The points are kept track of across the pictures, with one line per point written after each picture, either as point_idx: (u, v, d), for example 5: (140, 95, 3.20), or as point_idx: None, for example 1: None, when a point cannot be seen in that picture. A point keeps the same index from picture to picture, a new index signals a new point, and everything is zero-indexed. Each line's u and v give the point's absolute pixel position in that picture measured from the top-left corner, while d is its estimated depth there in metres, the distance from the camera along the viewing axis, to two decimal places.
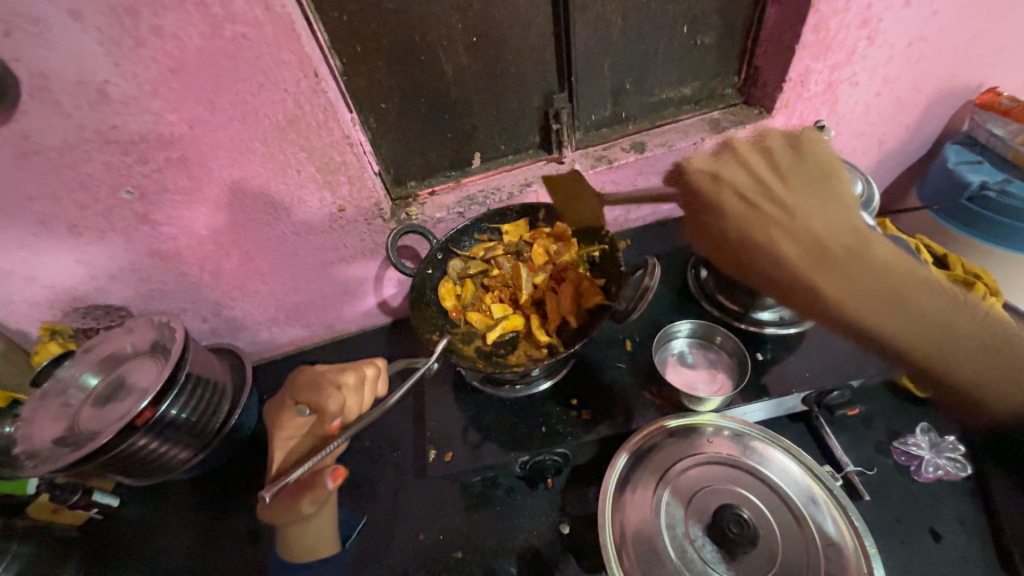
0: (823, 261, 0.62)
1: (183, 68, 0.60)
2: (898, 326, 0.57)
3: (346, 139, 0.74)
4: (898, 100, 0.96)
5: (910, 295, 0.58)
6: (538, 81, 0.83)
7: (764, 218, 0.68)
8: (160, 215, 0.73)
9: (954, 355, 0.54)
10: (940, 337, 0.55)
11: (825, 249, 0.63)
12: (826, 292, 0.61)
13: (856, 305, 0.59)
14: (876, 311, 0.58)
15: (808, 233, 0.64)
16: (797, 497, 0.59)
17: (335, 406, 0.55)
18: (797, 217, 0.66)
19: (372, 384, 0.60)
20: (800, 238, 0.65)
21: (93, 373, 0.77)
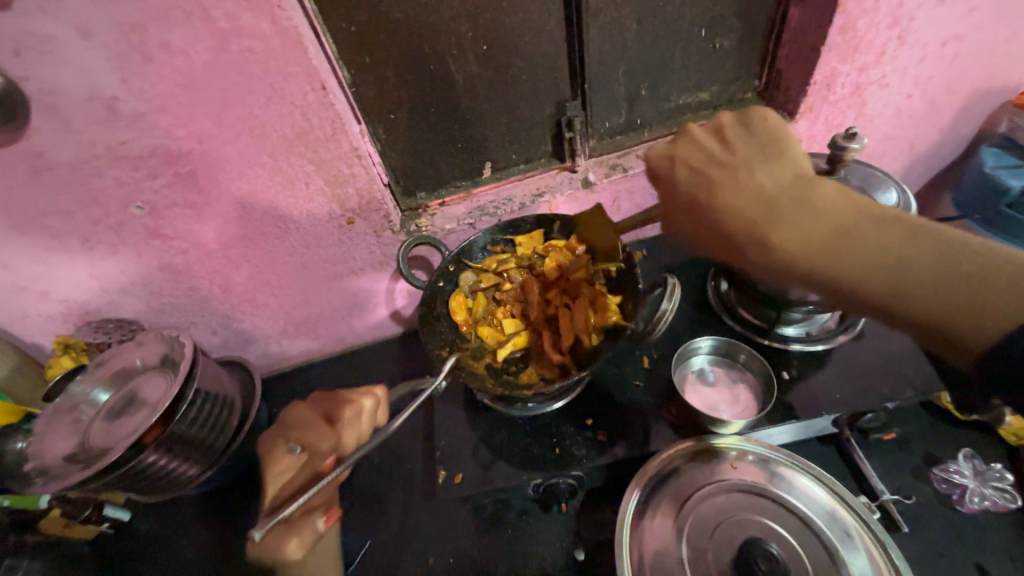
0: (780, 217, 0.51)
1: (192, 82, 0.59)
2: (882, 279, 0.47)
3: (354, 152, 0.72)
4: (931, 102, 0.91)
5: (876, 243, 0.48)
6: (551, 88, 0.81)
7: (685, 179, 0.58)
8: (170, 229, 0.72)
9: (951, 307, 0.44)
10: (939, 285, 0.44)
11: (766, 205, 0.52)
12: (780, 254, 0.51)
13: (822, 263, 0.49)
14: (840, 264, 0.48)
15: (741, 188, 0.54)
16: (830, 530, 0.56)
17: (331, 442, 0.53)
18: (721, 175, 0.56)
19: (371, 415, 0.57)
20: (733, 195, 0.54)
21: (103, 389, 0.76)
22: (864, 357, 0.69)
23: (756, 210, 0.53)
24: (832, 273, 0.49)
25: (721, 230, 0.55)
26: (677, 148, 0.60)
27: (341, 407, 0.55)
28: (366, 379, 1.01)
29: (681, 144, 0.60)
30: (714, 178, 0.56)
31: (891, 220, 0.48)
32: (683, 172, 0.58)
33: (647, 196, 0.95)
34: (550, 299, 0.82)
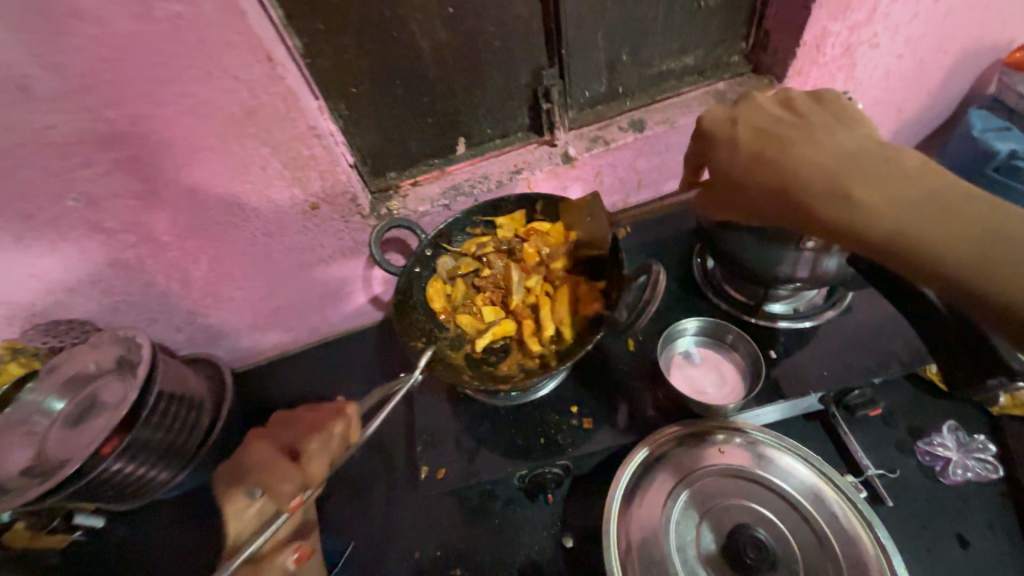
0: (858, 167, 0.50)
1: (117, 56, 0.52)
2: (961, 243, 0.43)
3: (313, 131, 0.66)
4: (921, 62, 0.87)
5: (965, 208, 0.45)
6: (525, 55, 0.75)
7: (764, 137, 0.57)
8: (113, 222, 0.66)
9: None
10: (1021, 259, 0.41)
11: (844, 158, 0.51)
12: (855, 199, 0.48)
13: (899, 215, 0.46)
14: (918, 220, 0.45)
15: (824, 144, 0.53)
16: (816, 509, 0.56)
17: (297, 480, 0.50)
18: (803, 135, 0.55)
19: (344, 437, 0.54)
20: (812, 150, 0.53)
21: (57, 397, 0.72)
22: (850, 332, 0.68)
23: (833, 160, 0.51)
24: (907, 227, 0.46)
25: (790, 178, 0.53)
26: (758, 115, 0.60)
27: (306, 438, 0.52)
28: (345, 369, 0.98)
29: (758, 113, 0.60)
30: (797, 136, 0.55)
31: (973, 189, 0.46)
32: (764, 132, 0.58)
33: (631, 170, 0.90)
34: (530, 287, 0.79)
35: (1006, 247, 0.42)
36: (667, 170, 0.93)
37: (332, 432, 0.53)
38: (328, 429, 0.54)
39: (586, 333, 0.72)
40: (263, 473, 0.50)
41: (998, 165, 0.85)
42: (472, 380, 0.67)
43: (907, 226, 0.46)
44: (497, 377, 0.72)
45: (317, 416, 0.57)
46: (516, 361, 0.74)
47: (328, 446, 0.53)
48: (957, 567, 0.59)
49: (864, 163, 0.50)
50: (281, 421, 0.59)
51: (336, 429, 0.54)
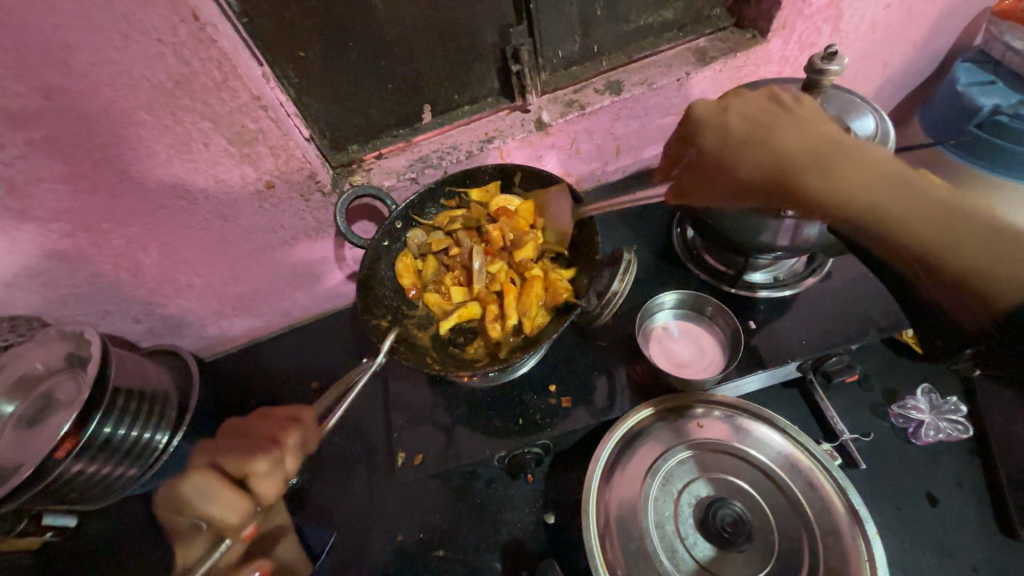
0: (839, 139, 0.50)
1: (11, 18, 0.45)
2: (923, 208, 0.45)
3: (257, 102, 0.60)
4: (909, 12, 0.83)
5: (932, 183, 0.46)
6: (490, 12, 0.69)
7: (750, 117, 0.58)
8: (43, 210, 0.60)
9: (980, 248, 0.42)
10: (970, 227, 0.43)
11: (826, 133, 0.52)
12: (835, 170, 0.49)
13: (871, 187, 0.47)
14: (887, 189, 0.46)
15: (805, 121, 0.54)
16: (791, 478, 0.57)
17: (241, 509, 0.54)
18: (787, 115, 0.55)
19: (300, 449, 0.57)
20: (796, 128, 0.53)
21: (6, 400, 0.68)
22: (831, 300, 0.67)
23: (817, 135, 0.52)
24: (876, 196, 0.47)
25: (775, 153, 0.53)
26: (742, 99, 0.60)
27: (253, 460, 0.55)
28: (321, 353, 0.95)
29: (741, 97, 0.60)
30: (781, 115, 0.56)
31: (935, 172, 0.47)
32: (751, 113, 0.58)
33: (609, 136, 0.85)
34: (496, 271, 0.74)
35: (963, 219, 0.43)
36: (647, 135, 0.88)
37: (283, 447, 0.56)
38: (282, 442, 0.57)
39: (552, 319, 0.68)
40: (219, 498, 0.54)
41: (981, 121, 0.82)
42: (435, 365, 0.64)
43: (879, 197, 0.47)
44: (461, 361, 0.69)
45: (265, 431, 0.58)
46: (482, 344, 0.71)
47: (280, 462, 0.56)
48: (924, 523, 0.62)
49: (842, 136, 0.51)
50: (238, 433, 0.60)
51: (287, 444, 0.57)
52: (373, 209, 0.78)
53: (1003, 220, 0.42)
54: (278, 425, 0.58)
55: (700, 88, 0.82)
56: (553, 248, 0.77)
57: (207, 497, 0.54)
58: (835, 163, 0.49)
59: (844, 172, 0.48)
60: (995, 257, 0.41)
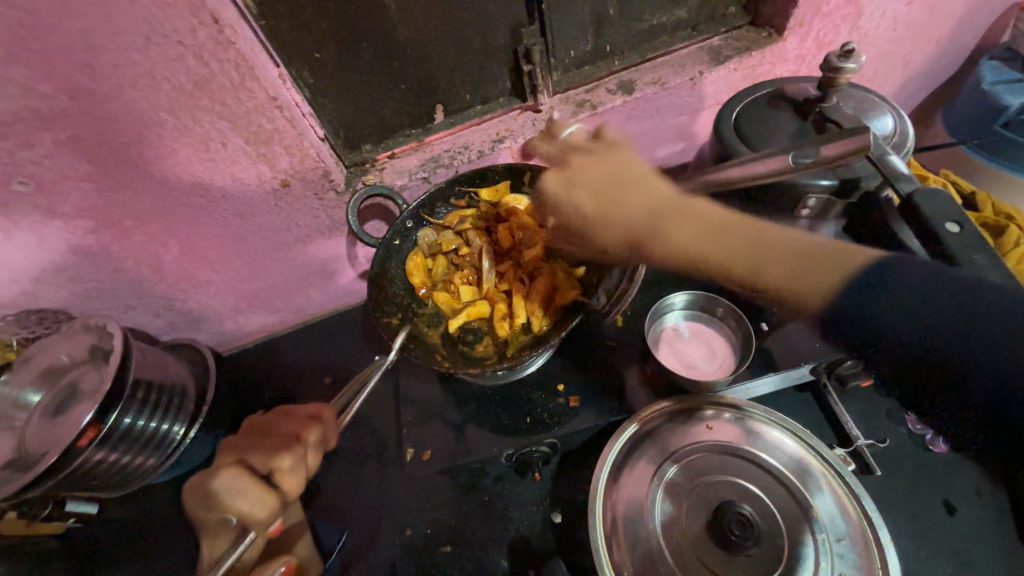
0: (659, 200, 0.54)
1: (40, 22, 0.47)
2: (738, 243, 0.48)
3: (273, 102, 0.61)
4: (932, 9, 0.81)
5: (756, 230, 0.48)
6: (503, 11, 0.69)
7: (585, 180, 0.60)
8: (69, 207, 0.62)
9: (789, 269, 0.45)
10: (778, 253, 0.46)
11: (654, 193, 0.55)
12: (670, 233, 0.52)
13: (696, 239, 0.51)
14: (711, 237, 0.50)
15: (638, 185, 0.57)
16: (802, 483, 0.56)
17: (271, 505, 0.42)
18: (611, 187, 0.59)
19: (319, 443, 0.47)
20: (624, 205, 0.57)
21: (33, 389, 0.71)
22: None
23: (644, 196, 0.56)
24: (701, 246, 0.50)
25: (619, 220, 0.57)
26: (581, 167, 0.62)
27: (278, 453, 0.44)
28: (334, 349, 0.96)
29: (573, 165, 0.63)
30: (614, 178, 0.59)
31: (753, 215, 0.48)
32: (586, 175, 0.61)
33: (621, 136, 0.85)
34: (504, 272, 0.75)
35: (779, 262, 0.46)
36: (659, 134, 0.87)
37: (305, 441, 0.45)
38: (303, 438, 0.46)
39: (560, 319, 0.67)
40: (235, 497, 0.41)
41: (1007, 120, 0.79)
42: (445, 362, 0.64)
43: (705, 245, 0.50)
44: (470, 359, 0.70)
45: (287, 424, 0.47)
46: (490, 343, 0.71)
47: (305, 459, 0.45)
48: (940, 532, 0.60)
49: (662, 194, 0.55)
50: (256, 427, 0.49)
51: (309, 438, 0.46)
52: (386, 208, 0.79)
53: (812, 251, 0.44)
54: (299, 419, 0.47)
55: (715, 87, 0.81)
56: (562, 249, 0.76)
57: (228, 499, 0.41)
58: (666, 222, 0.53)
59: (674, 229, 0.52)
60: (800, 274, 0.44)
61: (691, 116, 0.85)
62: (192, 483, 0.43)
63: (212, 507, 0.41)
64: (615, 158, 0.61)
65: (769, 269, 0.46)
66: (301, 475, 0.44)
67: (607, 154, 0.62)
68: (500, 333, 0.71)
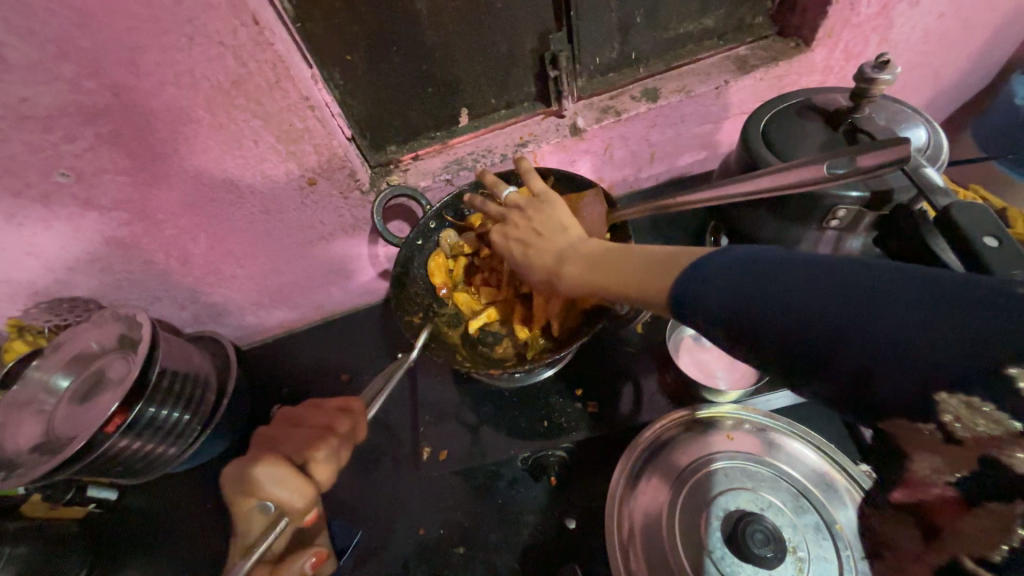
0: (565, 243, 0.53)
1: (90, 20, 0.49)
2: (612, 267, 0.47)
3: (305, 102, 0.63)
4: (964, 22, 0.80)
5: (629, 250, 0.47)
6: (531, 17, 0.70)
7: (514, 232, 0.57)
8: (105, 199, 0.64)
9: (635, 282, 0.45)
10: (633, 271, 0.45)
11: (562, 239, 0.53)
12: (566, 276, 0.51)
13: (583, 274, 0.50)
14: (591, 266, 0.49)
15: (554, 225, 0.55)
16: (825, 497, 0.55)
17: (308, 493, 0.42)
18: (531, 229, 0.56)
19: (349, 434, 0.47)
20: (543, 248, 0.54)
21: (63, 375, 0.73)
22: None
23: (553, 242, 0.54)
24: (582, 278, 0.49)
25: (532, 269, 0.55)
26: (514, 219, 0.58)
27: (312, 444, 0.44)
28: (350, 346, 0.97)
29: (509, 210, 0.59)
30: (533, 224, 0.56)
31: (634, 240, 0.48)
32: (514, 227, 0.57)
33: (643, 143, 0.85)
34: None
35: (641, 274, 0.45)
36: (682, 142, 0.87)
37: (338, 433, 0.46)
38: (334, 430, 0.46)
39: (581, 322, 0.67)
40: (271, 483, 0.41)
41: None
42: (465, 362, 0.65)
43: (593, 279, 0.48)
44: (489, 360, 0.70)
45: (317, 416, 0.47)
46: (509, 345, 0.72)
47: (337, 450, 0.45)
48: None
49: (563, 239, 0.53)
50: (287, 421, 0.49)
51: (341, 429, 0.46)
52: (409, 208, 0.80)
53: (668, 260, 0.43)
54: (328, 411, 0.48)
55: (740, 96, 0.80)
56: None
57: (265, 485, 0.41)
58: (565, 264, 0.51)
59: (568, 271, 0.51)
60: (649, 286, 0.44)
61: (715, 125, 0.85)
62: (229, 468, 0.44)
63: (249, 490, 0.42)
64: (544, 208, 0.56)
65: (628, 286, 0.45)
66: (332, 465, 0.45)
67: (541, 203, 0.57)
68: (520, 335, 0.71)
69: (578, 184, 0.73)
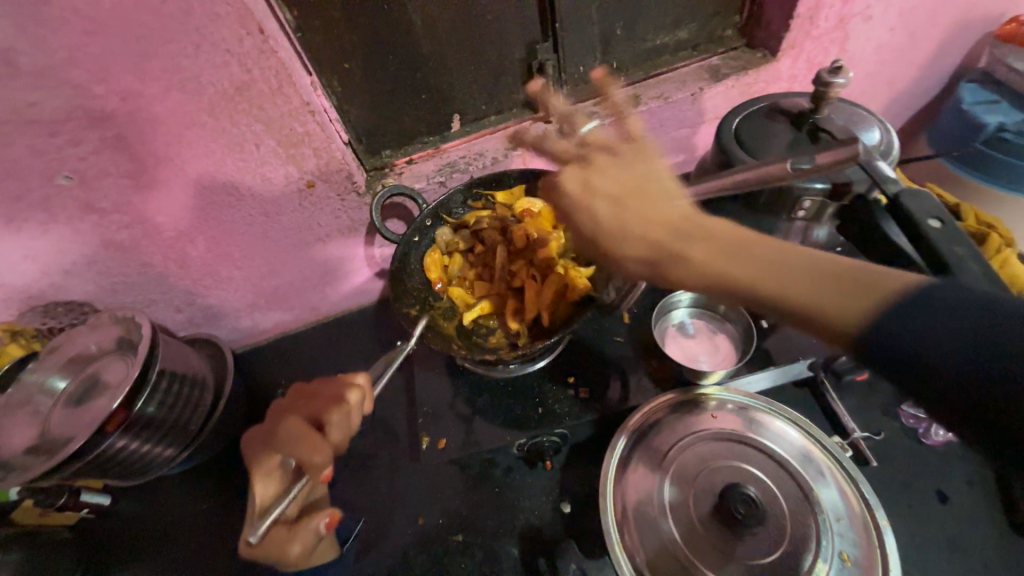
0: (681, 216, 0.50)
1: (101, 29, 0.51)
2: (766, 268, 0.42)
3: (307, 107, 0.66)
4: (913, 35, 0.87)
5: (774, 249, 0.43)
6: (518, 28, 0.74)
7: (607, 194, 0.56)
8: (107, 202, 0.66)
9: (800, 286, 0.39)
10: (805, 281, 0.39)
11: (674, 210, 0.51)
12: (685, 253, 0.47)
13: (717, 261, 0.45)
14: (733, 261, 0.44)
15: (663, 203, 0.52)
16: (803, 467, 0.58)
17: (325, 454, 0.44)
18: (642, 202, 0.53)
19: (359, 407, 0.48)
20: (651, 222, 0.51)
21: (59, 376, 0.73)
22: None
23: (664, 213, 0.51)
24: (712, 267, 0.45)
25: (636, 239, 0.51)
26: (605, 173, 0.59)
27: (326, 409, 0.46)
28: (345, 347, 0.99)
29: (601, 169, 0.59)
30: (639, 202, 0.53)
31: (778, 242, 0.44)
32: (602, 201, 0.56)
33: None
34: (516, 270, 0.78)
35: (792, 276, 0.40)
36: (662, 145, 0.93)
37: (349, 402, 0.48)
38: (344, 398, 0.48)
39: (570, 313, 0.70)
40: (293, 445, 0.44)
41: (987, 137, 0.84)
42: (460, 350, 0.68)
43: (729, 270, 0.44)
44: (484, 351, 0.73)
45: (329, 386, 0.49)
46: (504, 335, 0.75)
47: (350, 419, 0.47)
48: (936, 519, 0.60)
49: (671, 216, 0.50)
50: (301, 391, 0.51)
51: (353, 398, 0.48)
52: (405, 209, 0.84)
53: (838, 268, 0.38)
54: (339, 381, 0.50)
55: (713, 102, 0.86)
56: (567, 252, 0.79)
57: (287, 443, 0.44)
58: (690, 245, 0.47)
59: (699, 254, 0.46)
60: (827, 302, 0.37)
61: (691, 129, 0.91)
62: (251, 435, 0.47)
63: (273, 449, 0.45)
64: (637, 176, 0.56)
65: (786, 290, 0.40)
66: (346, 433, 0.47)
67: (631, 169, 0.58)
68: (512, 326, 0.74)
69: None
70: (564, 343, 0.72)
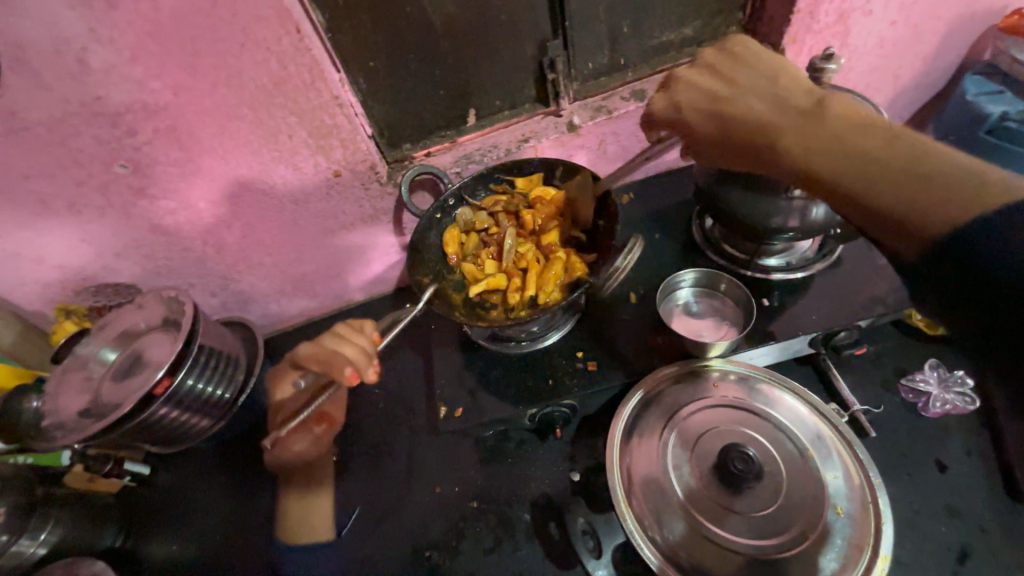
0: (759, 114, 0.53)
1: (161, 30, 0.58)
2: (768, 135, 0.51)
3: (335, 101, 0.72)
4: (915, 27, 0.90)
5: (859, 145, 0.44)
6: (531, 28, 0.79)
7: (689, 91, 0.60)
8: (156, 189, 0.72)
9: (822, 150, 0.46)
10: (818, 138, 0.47)
11: (743, 107, 0.54)
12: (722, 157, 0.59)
13: (797, 136, 0.48)
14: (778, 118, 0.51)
15: (766, 90, 0.54)
16: (801, 432, 0.61)
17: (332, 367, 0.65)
18: (733, 95, 0.56)
19: (358, 334, 0.67)
20: (755, 113, 0.53)
21: (109, 349, 0.78)
22: (840, 282, 0.72)
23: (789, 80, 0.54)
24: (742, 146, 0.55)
25: (764, 131, 0.52)
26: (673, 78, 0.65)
27: (322, 341, 0.68)
28: None
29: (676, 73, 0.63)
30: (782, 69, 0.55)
31: (876, 129, 0.44)
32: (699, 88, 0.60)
33: (633, 138, 0.94)
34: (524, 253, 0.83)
35: (858, 164, 0.44)
36: None
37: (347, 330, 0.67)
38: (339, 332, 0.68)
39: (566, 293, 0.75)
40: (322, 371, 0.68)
41: (990, 127, 0.87)
42: (461, 315, 0.74)
43: (798, 142, 0.48)
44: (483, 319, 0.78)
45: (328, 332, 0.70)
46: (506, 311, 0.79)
47: (351, 339, 0.66)
48: (933, 486, 0.63)
49: (806, 78, 0.54)
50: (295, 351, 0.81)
51: (347, 328, 0.68)
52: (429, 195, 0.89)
53: (886, 142, 0.43)
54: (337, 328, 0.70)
55: None
56: (577, 242, 0.83)
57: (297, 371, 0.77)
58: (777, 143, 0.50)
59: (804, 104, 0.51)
60: (928, 209, 0.39)
61: None
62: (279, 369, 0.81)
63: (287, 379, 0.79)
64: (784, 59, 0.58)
65: (806, 150, 0.47)
66: (352, 347, 0.65)
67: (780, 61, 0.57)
68: (512, 301, 0.79)
69: (586, 176, 0.81)
70: (567, 323, 0.76)
